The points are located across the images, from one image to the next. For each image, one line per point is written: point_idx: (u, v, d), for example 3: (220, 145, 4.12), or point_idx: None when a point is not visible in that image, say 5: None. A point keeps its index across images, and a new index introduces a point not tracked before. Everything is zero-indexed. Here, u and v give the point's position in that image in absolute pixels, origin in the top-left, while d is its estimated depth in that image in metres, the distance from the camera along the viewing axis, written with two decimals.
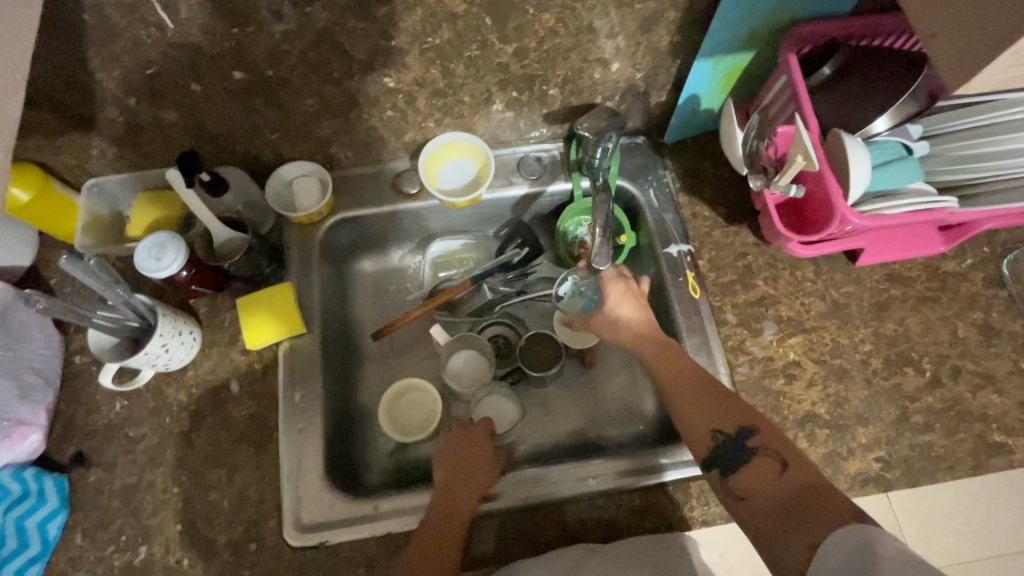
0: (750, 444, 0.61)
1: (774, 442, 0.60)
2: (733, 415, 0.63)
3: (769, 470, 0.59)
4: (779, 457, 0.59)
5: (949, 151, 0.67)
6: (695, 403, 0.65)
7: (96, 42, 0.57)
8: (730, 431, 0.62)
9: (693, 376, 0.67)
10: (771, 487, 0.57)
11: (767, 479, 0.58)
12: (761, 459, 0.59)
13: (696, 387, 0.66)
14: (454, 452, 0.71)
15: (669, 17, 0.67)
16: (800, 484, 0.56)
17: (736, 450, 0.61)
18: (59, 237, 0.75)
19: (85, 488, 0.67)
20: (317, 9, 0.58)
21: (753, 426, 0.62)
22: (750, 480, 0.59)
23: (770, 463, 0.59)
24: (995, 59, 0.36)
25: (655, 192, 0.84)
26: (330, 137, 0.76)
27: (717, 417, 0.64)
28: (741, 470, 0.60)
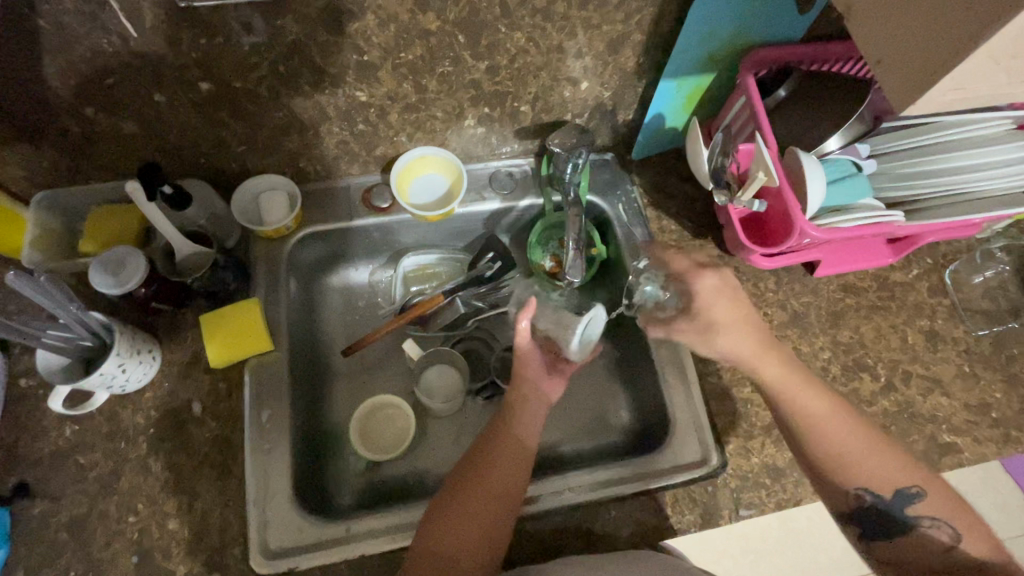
0: (906, 513, 0.62)
1: (951, 509, 0.61)
2: (909, 472, 0.62)
3: (939, 538, 0.62)
4: (954, 530, 0.61)
5: (894, 169, 0.71)
6: (866, 450, 0.62)
7: (52, 50, 0.55)
8: (910, 488, 0.62)
9: (853, 425, 0.63)
10: (942, 555, 0.61)
11: (931, 549, 0.62)
12: (922, 533, 0.62)
13: (867, 438, 0.63)
14: (495, 454, 0.65)
15: (634, 40, 0.69)
16: (958, 556, 0.60)
17: (898, 519, 0.63)
18: (4, 252, 0.71)
19: (30, 521, 0.63)
20: (288, 22, 0.58)
21: (924, 490, 0.62)
22: (910, 550, 0.63)
23: (938, 538, 0.62)
24: (933, 84, 0.38)
25: (624, 206, 0.86)
26: (300, 151, 0.75)
27: (886, 480, 0.62)
28: (902, 537, 0.63)
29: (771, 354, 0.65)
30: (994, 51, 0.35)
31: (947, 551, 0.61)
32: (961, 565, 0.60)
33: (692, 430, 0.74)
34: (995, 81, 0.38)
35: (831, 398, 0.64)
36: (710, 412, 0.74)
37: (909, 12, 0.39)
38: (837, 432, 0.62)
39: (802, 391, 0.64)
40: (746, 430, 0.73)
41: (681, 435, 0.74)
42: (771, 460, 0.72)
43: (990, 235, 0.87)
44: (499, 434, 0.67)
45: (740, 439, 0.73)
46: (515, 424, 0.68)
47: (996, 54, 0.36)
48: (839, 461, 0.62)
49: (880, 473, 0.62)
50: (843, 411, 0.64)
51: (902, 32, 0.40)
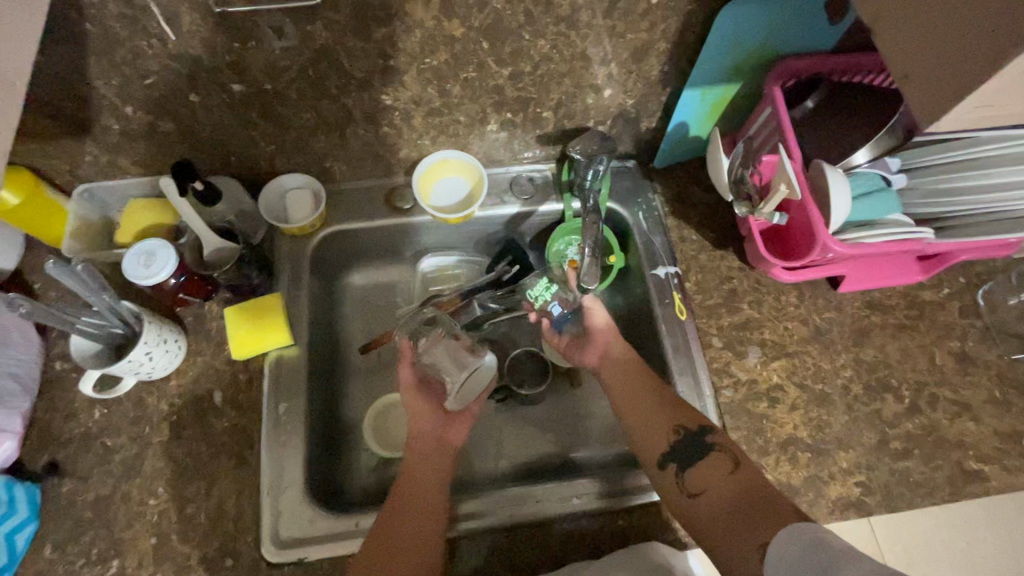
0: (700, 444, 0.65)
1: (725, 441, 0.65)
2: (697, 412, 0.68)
3: (721, 467, 0.63)
4: (734, 457, 0.64)
5: (923, 185, 0.70)
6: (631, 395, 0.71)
7: (98, 52, 0.57)
8: (695, 428, 0.67)
9: (629, 364, 0.74)
10: (725, 479, 0.62)
11: (722, 470, 0.63)
12: (714, 457, 0.64)
13: (651, 385, 0.71)
14: (401, 502, 0.64)
15: (660, 48, 0.69)
16: (743, 478, 0.61)
17: (695, 446, 0.65)
18: (47, 241, 0.75)
19: (59, 499, 0.66)
20: (318, 27, 0.59)
21: (710, 426, 0.67)
22: (705, 477, 0.63)
23: (723, 461, 0.64)
24: (961, 100, 0.38)
25: (644, 215, 0.85)
26: (326, 151, 0.77)
27: (649, 426, 0.68)
28: (697, 466, 0.64)
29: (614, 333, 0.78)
30: None
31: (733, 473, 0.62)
32: (758, 489, 0.60)
33: None
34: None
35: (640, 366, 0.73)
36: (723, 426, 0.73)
37: (932, 28, 0.39)
38: (615, 368, 0.74)
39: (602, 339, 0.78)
40: (760, 446, 0.72)
41: None
42: (784, 478, 0.70)
43: None
44: (403, 487, 0.66)
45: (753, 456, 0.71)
46: (417, 478, 0.66)
47: None
48: (630, 405, 0.71)
49: (651, 418, 0.69)
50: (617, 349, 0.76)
51: (928, 45, 0.39)
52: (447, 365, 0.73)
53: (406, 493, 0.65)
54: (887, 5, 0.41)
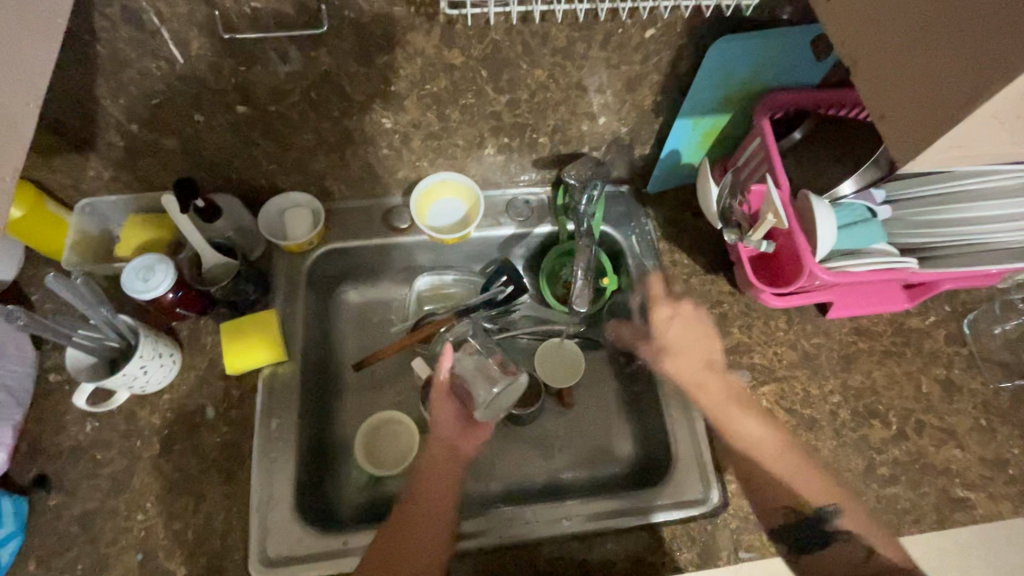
0: (831, 527, 0.68)
1: (867, 525, 0.67)
2: (831, 489, 0.70)
3: (850, 552, 0.66)
4: (869, 543, 0.66)
5: (910, 218, 0.71)
6: (793, 473, 0.69)
7: (106, 72, 0.59)
8: (828, 506, 0.69)
9: (783, 446, 0.72)
10: (852, 566, 0.65)
11: (848, 561, 0.66)
12: (839, 544, 0.67)
13: (800, 456, 0.71)
14: (410, 504, 0.66)
15: (652, 79, 0.72)
16: (870, 568, 0.64)
17: (813, 531, 0.68)
18: (47, 253, 0.76)
19: (45, 512, 0.65)
20: (323, 53, 0.61)
21: (840, 507, 0.68)
22: (832, 563, 0.66)
23: (853, 550, 0.66)
24: (935, 140, 0.39)
25: (637, 239, 0.87)
26: (325, 170, 0.78)
27: (771, 498, 0.70)
28: (822, 553, 0.67)
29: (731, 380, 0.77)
30: (996, 111, 0.36)
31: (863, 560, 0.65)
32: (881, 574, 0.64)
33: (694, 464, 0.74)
34: (995, 138, 0.39)
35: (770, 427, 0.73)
36: (713, 449, 0.74)
37: (909, 71, 0.40)
38: (771, 454, 0.71)
39: (722, 410, 0.75)
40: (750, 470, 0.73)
41: (682, 466, 0.74)
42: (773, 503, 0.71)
43: (1013, 286, 0.85)
44: (416, 488, 0.68)
45: (743, 480, 0.72)
46: (421, 492, 0.67)
47: (997, 115, 0.36)
48: (780, 469, 0.70)
49: (772, 488, 0.70)
50: (751, 431, 0.73)
51: (903, 88, 0.41)
52: (474, 377, 0.75)
53: (417, 494, 0.67)
54: (867, 49, 0.43)
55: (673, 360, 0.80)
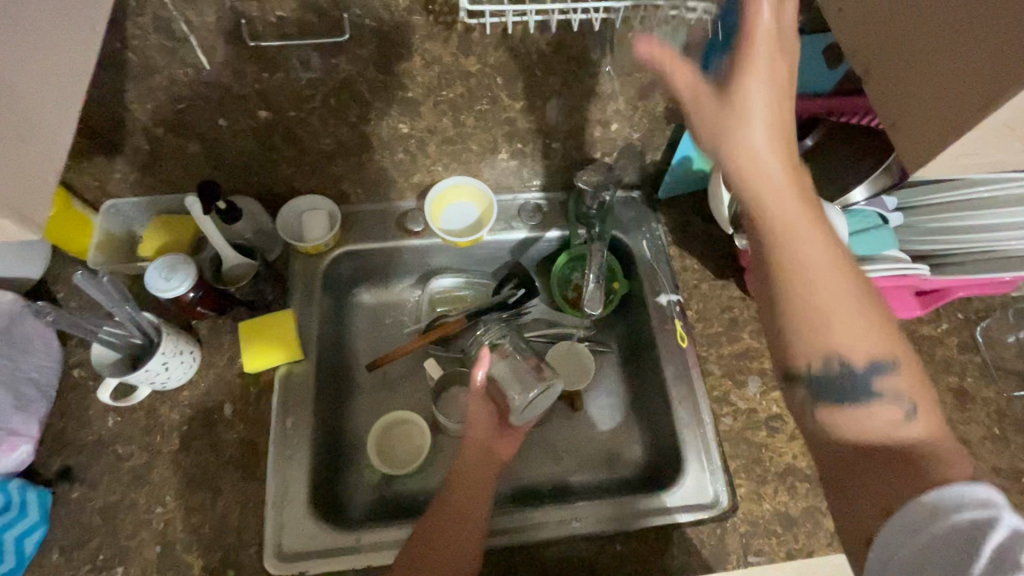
0: (872, 388, 0.50)
1: (915, 386, 0.50)
2: (890, 338, 0.50)
3: (891, 415, 0.50)
4: (912, 405, 0.49)
5: (921, 223, 0.72)
6: (836, 305, 0.49)
7: (136, 78, 0.61)
8: (887, 359, 0.50)
9: (859, 288, 0.49)
10: (891, 430, 0.49)
11: (885, 423, 0.50)
12: (890, 403, 0.50)
13: (857, 290, 0.49)
14: (450, 498, 0.66)
15: (664, 87, 0.73)
16: (908, 445, 0.47)
17: (845, 386, 0.50)
18: (73, 253, 0.78)
19: (68, 504, 0.67)
20: (343, 61, 0.63)
21: (899, 361, 0.50)
22: (869, 429, 0.50)
23: (896, 412, 0.49)
24: (945, 147, 0.40)
25: (648, 244, 0.88)
26: (343, 174, 0.80)
27: (843, 309, 0.49)
28: (853, 407, 0.51)
29: (811, 205, 0.51)
30: (1004, 121, 0.37)
31: (892, 431, 0.49)
32: (896, 446, 0.48)
33: (703, 467, 0.74)
34: (1006, 146, 0.40)
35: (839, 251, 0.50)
36: (723, 453, 0.74)
37: (921, 77, 0.41)
38: (809, 242, 0.49)
39: (790, 216, 0.50)
40: (759, 475, 0.73)
41: (692, 470, 0.74)
42: (783, 508, 0.71)
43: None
44: (459, 483, 0.67)
45: (752, 485, 0.72)
46: (458, 494, 0.66)
47: (1006, 124, 0.37)
48: (811, 297, 0.49)
49: (798, 297, 0.49)
50: (817, 233, 0.50)
51: (914, 96, 0.42)
52: (510, 381, 0.75)
53: (456, 489, 0.67)
54: (878, 58, 0.44)
55: (755, 130, 0.49)
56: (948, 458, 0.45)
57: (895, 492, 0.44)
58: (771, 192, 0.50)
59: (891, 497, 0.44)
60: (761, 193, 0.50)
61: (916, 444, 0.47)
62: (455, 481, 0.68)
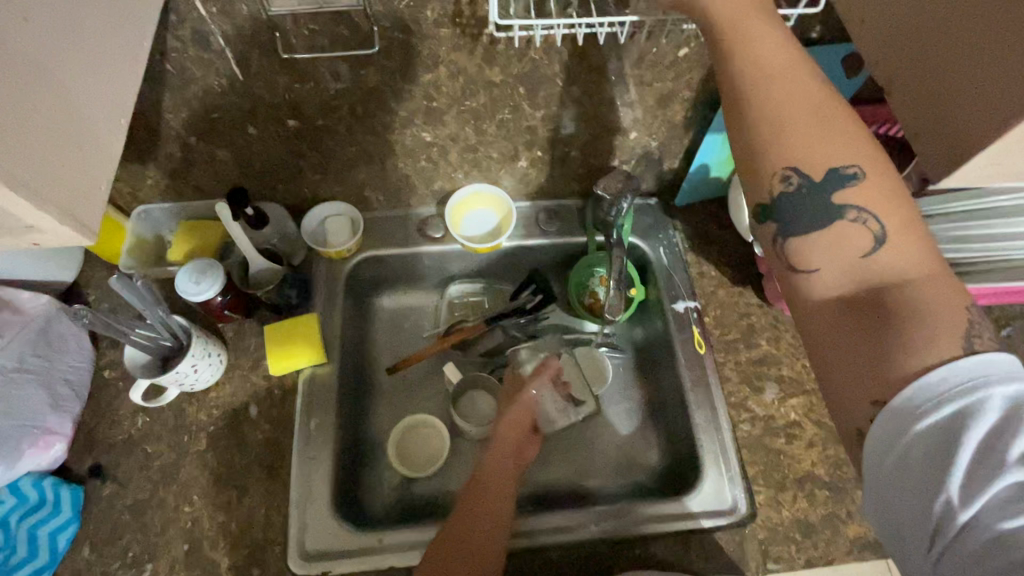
0: (834, 202, 0.46)
1: (886, 200, 0.45)
2: (861, 148, 0.46)
3: (857, 234, 0.45)
4: (880, 224, 0.44)
5: (941, 232, 0.71)
6: (795, 103, 0.46)
7: (172, 89, 0.64)
8: (851, 170, 0.46)
9: (820, 99, 0.46)
10: (855, 250, 0.44)
11: (849, 247, 0.45)
12: (856, 224, 0.45)
13: (817, 98, 0.46)
14: (479, 496, 0.67)
15: (683, 96, 0.74)
16: (871, 263, 0.43)
17: (815, 199, 0.46)
18: (104, 257, 0.81)
19: (99, 501, 0.69)
20: (371, 71, 0.65)
21: (865, 171, 0.45)
22: (833, 253, 0.45)
23: (863, 231, 0.44)
24: (963, 163, 0.41)
25: (665, 250, 0.89)
26: (366, 181, 0.82)
27: (789, 112, 0.46)
28: (823, 234, 0.47)
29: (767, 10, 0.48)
30: None
31: (865, 258, 0.44)
32: (866, 274, 0.43)
33: (721, 473, 0.74)
34: None
35: (801, 59, 0.47)
36: (741, 459, 0.74)
37: (937, 95, 0.42)
38: (771, 61, 0.47)
39: (735, 1, 0.48)
40: (777, 481, 0.73)
41: (710, 475, 0.74)
42: (801, 514, 0.71)
43: None
44: (486, 481, 0.69)
45: (771, 491, 0.72)
46: (487, 487, 0.68)
47: None
48: (768, 110, 0.46)
49: (757, 115, 0.46)
50: (769, 31, 0.47)
51: (936, 106, 0.42)
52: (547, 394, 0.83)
53: (484, 487, 0.68)
54: (899, 69, 0.45)
55: None
56: (937, 333, 0.39)
57: (870, 363, 0.41)
58: (722, 13, 0.48)
59: (878, 383, 0.40)
60: (711, 10, 0.49)
61: (895, 276, 0.42)
62: (480, 480, 0.69)
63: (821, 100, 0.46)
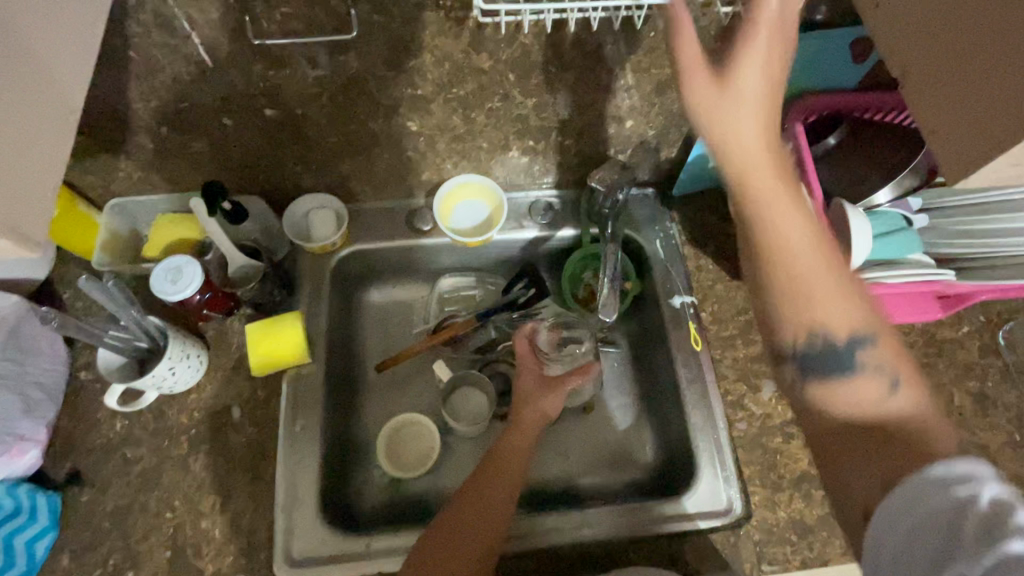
0: (849, 358, 0.51)
1: (895, 357, 0.51)
2: (863, 306, 0.52)
3: (871, 388, 0.50)
4: (894, 374, 0.49)
5: (945, 226, 0.70)
6: (810, 263, 0.50)
7: (138, 77, 0.59)
8: (865, 334, 0.51)
9: (809, 241, 0.50)
10: (870, 403, 0.49)
11: (868, 395, 0.49)
12: (870, 375, 0.50)
13: (825, 247, 0.50)
14: (472, 493, 0.65)
15: (682, 83, 0.70)
16: (888, 409, 0.48)
17: (828, 356, 0.51)
18: (77, 253, 0.77)
19: (78, 508, 0.67)
20: (351, 58, 0.61)
21: (878, 333, 0.51)
22: (857, 394, 0.50)
23: (877, 382, 0.50)
24: (991, 161, 0.38)
25: (661, 243, 0.86)
26: (350, 172, 0.78)
27: (806, 267, 0.49)
28: (822, 373, 0.52)
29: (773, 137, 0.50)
30: None
31: (870, 405, 0.49)
32: (891, 418, 0.47)
33: (716, 472, 0.73)
34: None
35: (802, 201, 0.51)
36: (737, 459, 0.73)
37: (969, 86, 0.38)
38: (763, 184, 0.50)
39: (758, 172, 0.49)
40: (774, 481, 0.72)
41: (705, 476, 0.73)
42: (798, 515, 0.70)
43: None
44: (481, 477, 0.67)
45: (767, 491, 0.71)
46: (491, 482, 0.66)
47: None
48: (781, 267, 0.50)
49: (776, 282, 0.50)
50: (794, 213, 0.50)
51: (957, 103, 0.39)
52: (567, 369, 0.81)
53: (479, 484, 0.66)
54: (917, 60, 0.42)
55: (745, 123, 0.48)
56: (909, 450, 0.44)
57: (885, 476, 0.43)
58: (748, 183, 0.50)
59: (898, 472, 0.43)
60: (732, 157, 0.49)
61: (900, 419, 0.47)
62: (477, 478, 0.67)
63: (816, 241, 0.50)
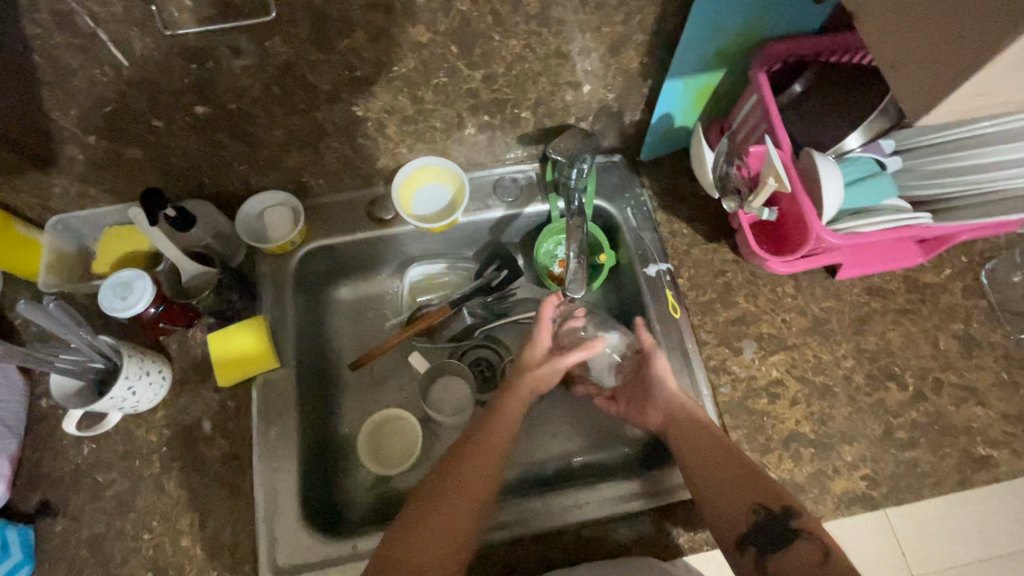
0: (793, 525, 0.60)
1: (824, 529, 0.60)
2: (780, 493, 0.63)
3: (809, 556, 0.58)
4: (824, 546, 0.58)
5: (919, 166, 0.67)
6: (721, 481, 0.63)
7: (50, 84, 0.55)
8: (776, 509, 0.61)
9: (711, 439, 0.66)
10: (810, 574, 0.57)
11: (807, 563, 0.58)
12: (805, 541, 0.59)
13: (735, 468, 0.64)
14: (445, 492, 0.62)
15: (637, 40, 0.66)
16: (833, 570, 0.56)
17: (779, 528, 0.60)
18: (24, 276, 0.74)
19: (52, 539, 0.65)
20: (277, 43, 0.57)
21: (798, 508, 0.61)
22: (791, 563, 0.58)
23: (814, 549, 0.58)
24: (955, 90, 0.35)
25: (633, 211, 0.83)
26: (301, 166, 0.75)
27: (725, 477, 0.63)
28: (780, 553, 0.59)
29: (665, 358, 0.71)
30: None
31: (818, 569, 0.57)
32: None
33: None
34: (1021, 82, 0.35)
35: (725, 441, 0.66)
36: (724, 425, 0.72)
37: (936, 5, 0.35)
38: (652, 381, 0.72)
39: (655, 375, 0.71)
40: (762, 444, 0.70)
41: None
42: (787, 475, 0.69)
43: None
44: (455, 475, 0.63)
45: (756, 455, 0.70)
46: (478, 447, 0.66)
47: None
48: (702, 483, 0.64)
49: (721, 505, 0.63)
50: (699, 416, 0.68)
51: (917, 32, 0.36)
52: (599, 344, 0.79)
53: (453, 474, 0.64)
54: None
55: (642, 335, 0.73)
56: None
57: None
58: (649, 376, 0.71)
59: None
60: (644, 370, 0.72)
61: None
62: (447, 470, 0.64)
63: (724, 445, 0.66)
